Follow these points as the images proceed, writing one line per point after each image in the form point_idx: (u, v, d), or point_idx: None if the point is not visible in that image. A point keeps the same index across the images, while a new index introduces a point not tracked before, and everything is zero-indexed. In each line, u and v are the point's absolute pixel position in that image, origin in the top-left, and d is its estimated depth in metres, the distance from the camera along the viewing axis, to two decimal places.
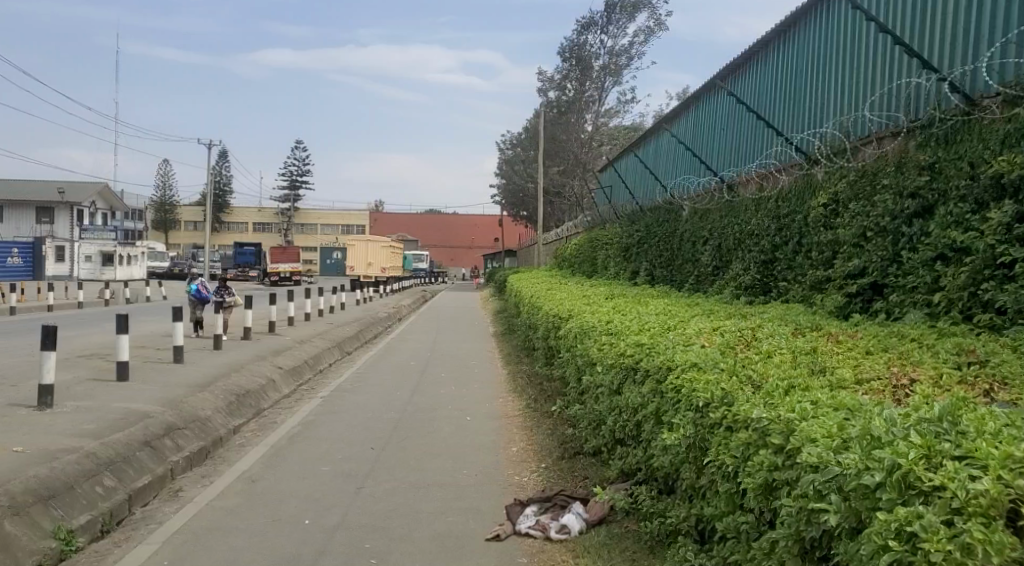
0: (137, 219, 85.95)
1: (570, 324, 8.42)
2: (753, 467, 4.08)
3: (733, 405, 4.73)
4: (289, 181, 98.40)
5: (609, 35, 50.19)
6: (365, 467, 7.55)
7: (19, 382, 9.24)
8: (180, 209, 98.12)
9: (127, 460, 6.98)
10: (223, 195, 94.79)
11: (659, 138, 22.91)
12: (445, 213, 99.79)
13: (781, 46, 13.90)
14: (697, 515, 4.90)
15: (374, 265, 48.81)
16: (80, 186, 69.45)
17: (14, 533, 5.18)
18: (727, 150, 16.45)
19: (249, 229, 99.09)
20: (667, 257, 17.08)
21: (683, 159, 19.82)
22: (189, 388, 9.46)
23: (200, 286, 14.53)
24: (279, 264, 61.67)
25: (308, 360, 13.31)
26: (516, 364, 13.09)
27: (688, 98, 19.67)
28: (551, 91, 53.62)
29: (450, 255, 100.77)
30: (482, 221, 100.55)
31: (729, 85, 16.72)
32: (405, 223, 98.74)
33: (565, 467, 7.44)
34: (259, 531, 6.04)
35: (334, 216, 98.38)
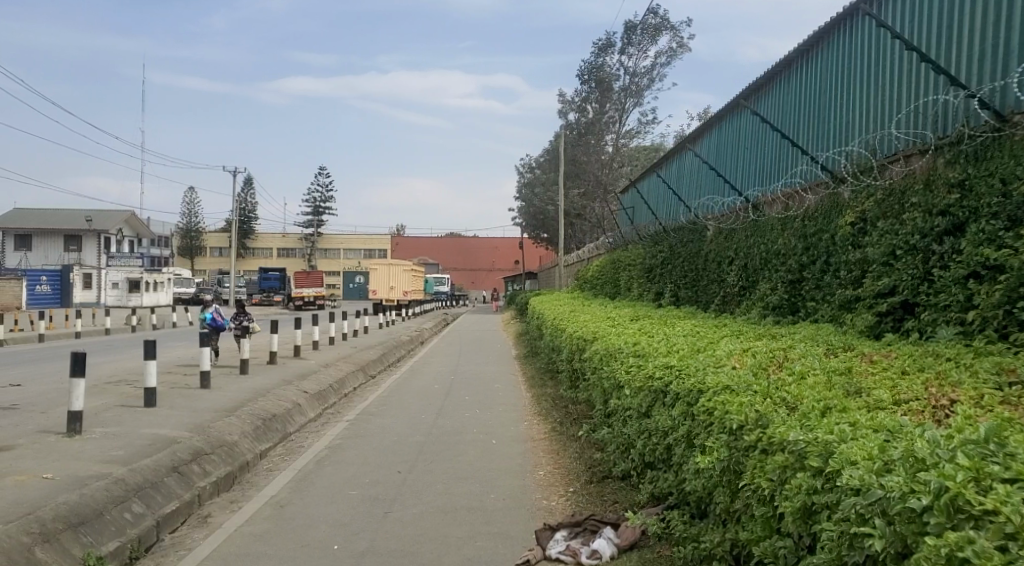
0: (162, 246, 86.86)
1: (595, 345, 8.34)
2: (791, 490, 4.00)
3: (768, 427, 4.67)
4: (312, 207, 99.32)
5: (629, 56, 50.57)
6: (391, 491, 7.48)
7: (49, 408, 9.30)
8: (204, 236, 99.26)
9: (155, 486, 6.97)
10: (246, 221, 95.77)
11: (681, 158, 22.96)
12: (465, 237, 100.22)
13: (805, 65, 13.92)
14: (732, 539, 4.81)
15: (398, 288, 48.92)
16: (107, 214, 70.44)
17: (43, 560, 5.25)
18: (751, 169, 16.43)
19: (273, 254, 99.89)
20: (692, 278, 16.98)
21: (707, 178, 19.84)
22: (216, 413, 9.44)
23: (216, 314, 14.27)
24: (302, 289, 62.05)
25: (333, 384, 13.29)
26: (541, 386, 12.98)
27: (711, 117, 19.65)
28: (572, 113, 54.05)
29: (471, 279, 101.06)
30: (504, 245, 100.82)
31: (752, 104, 16.71)
32: (426, 247, 99.25)
33: (594, 490, 7.33)
34: (289, 557, 5.98)
35: (356, 241, 99.20)
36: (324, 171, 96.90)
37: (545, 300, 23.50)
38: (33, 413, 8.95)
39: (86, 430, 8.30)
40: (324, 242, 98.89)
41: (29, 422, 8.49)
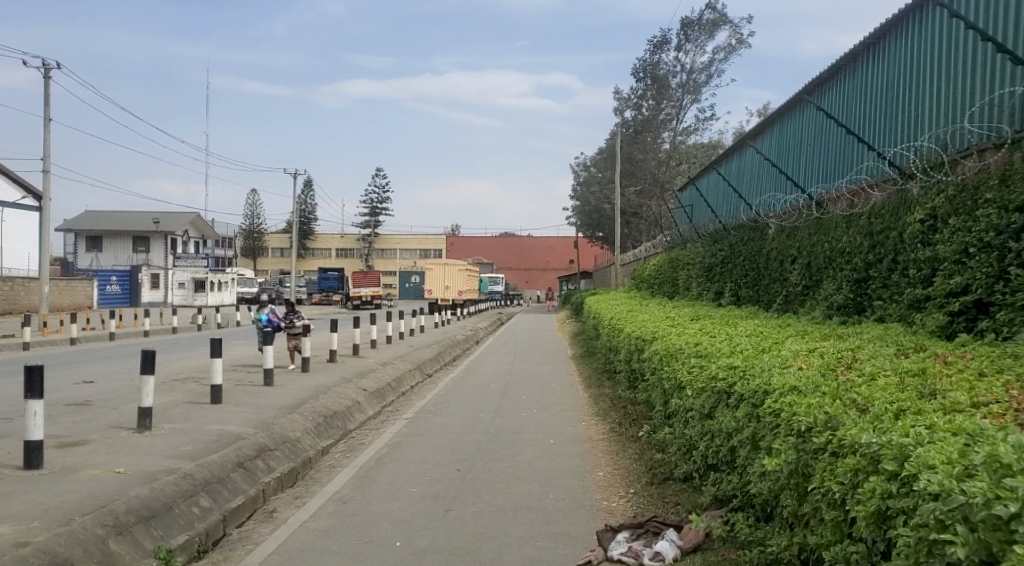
0: (225, 247, 89.22)
1: (654, 346, 8.25)
2: (864, 494, 3.85)
3: (839, 429, 4.54)
4: (370, 207, 100.84)
5: (686, 53, 50.04)
6: (450, 490, 7.51)
7: (121, 404, 9.61)
8: (265, 237, 101.77)
9: (221, 481, 7.14)
10: (306, 222, 97.72)
11: (741, 155, 22.57)
12: (519, 237, 100.36)
13: (871, 59, 13.60)
14: (801, 543, 4.71)
15: (452, 288, 49.41)
16: (175, 216, 72.60)
17: (117, 552, 5.46)
18: (814, 165, 16.07)
19: (331, 254, 101.75)
20: (754, 277, 16.70)
21: (769, 176, 19.47)
22: (279, 410, 9.63)
23: (273, 314, 14.09)
24: (359, 289, 63.21)
25: (391, 382, 13.41)
26: (598, 386, 12.90)
27: (771, 113, 19.26)
28: (627, 110, 53.79)
29: (526, 278, 101.10)
30: (559, 244, 100.51)
31: (816, 99, 16.35)
32: (481, 246, 99.73)
33: (655, 492, 7.24)
34: (352, 553, 6.05)
35: (411, 242, 100.43)
36: (382, 171, 98.95)
37: (601, 300, 23.35)
38: (106, 409, 9.27)
39: (156, 425, 8.53)
40: (379, 242, 100.27)
41: (103, 418, 8.77)
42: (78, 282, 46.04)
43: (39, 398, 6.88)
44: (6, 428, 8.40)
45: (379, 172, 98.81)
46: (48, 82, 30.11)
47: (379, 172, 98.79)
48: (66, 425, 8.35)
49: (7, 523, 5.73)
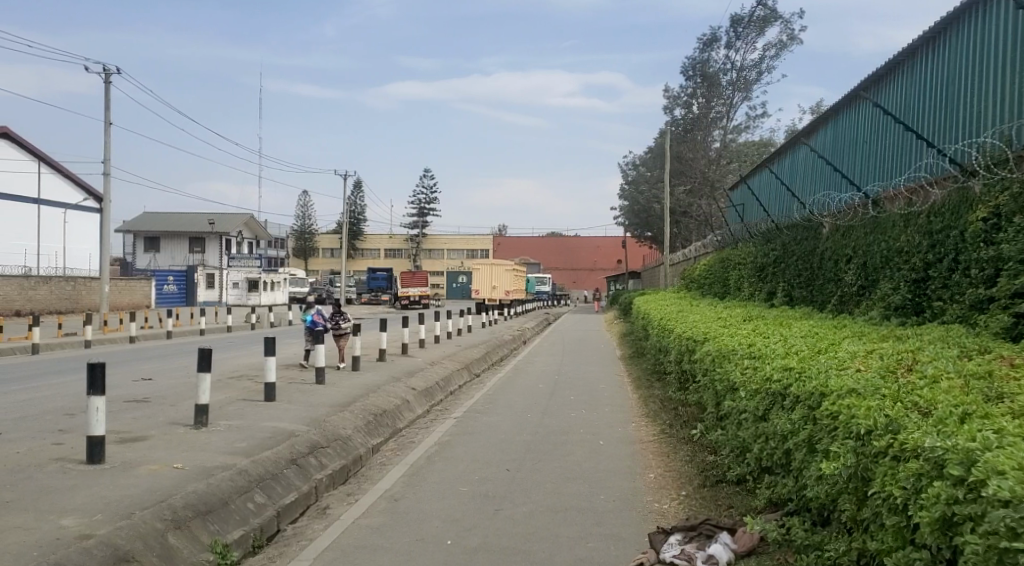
0: (278, 248, 91.14)
1: (706, 347, 8.16)
2: (926, 499, 3.69)
3: (901, 433, 4.37)
4: (418, 208, 101.95)
5: (736, 50, 49.53)
6: (501, 489, 7.53)
7: (178, 401, 9.84)
8: (316, 238, 103.82)
9: (275, 477, 7.27)
10: (356, 223, 99.32)
11: (794, 154, 22.23)
12: (566, 236, 100.33)
13: (931, 53, 13.28)
14: (860, 549, 4.58)
15: (499, 287, 49.45)
16: (229, 217, 74.30)
17: (176, 546, 5.59)
18: (870, 162, 15.75)
19: (380, 254, 103.16)
20: (808, 276, 16.42)
21: (823, 174, 19.14)
22: (331, 407, 9.77)
23: (316, 316, 14.04)
24: (408, 289, 64.04)
25: (439, 381, 13.49)
26: (648, 387, 12.81)
27: (825, 110, 18.94)
28: (677, 108, 53.56)
29: (573, 278, 101.03)
30: (607, 244, 100.09)
31: (872, 96, 16.03)
32: (528, 247, 100.04)
33: (708, 494, 7.14)
34: (404, 551, 6.10)
35: (459, 243, 101.40)
36: (430, 171, 100.54)
37: (651, 300, 23.22)
38: (164, 406, 9.50)
39: (212, 423, 8.71)
40: (428, 243, 101.46)
41: (160, 415, 8.99)
42: (137, 282, 47.38)
43: (101, 394, 7.06)
44: (69, 423, 8.66)
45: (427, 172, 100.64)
46: (108, 87, 31.08)
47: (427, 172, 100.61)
48: (126, 421, 8.58)
49: (71, 516, 5.91)
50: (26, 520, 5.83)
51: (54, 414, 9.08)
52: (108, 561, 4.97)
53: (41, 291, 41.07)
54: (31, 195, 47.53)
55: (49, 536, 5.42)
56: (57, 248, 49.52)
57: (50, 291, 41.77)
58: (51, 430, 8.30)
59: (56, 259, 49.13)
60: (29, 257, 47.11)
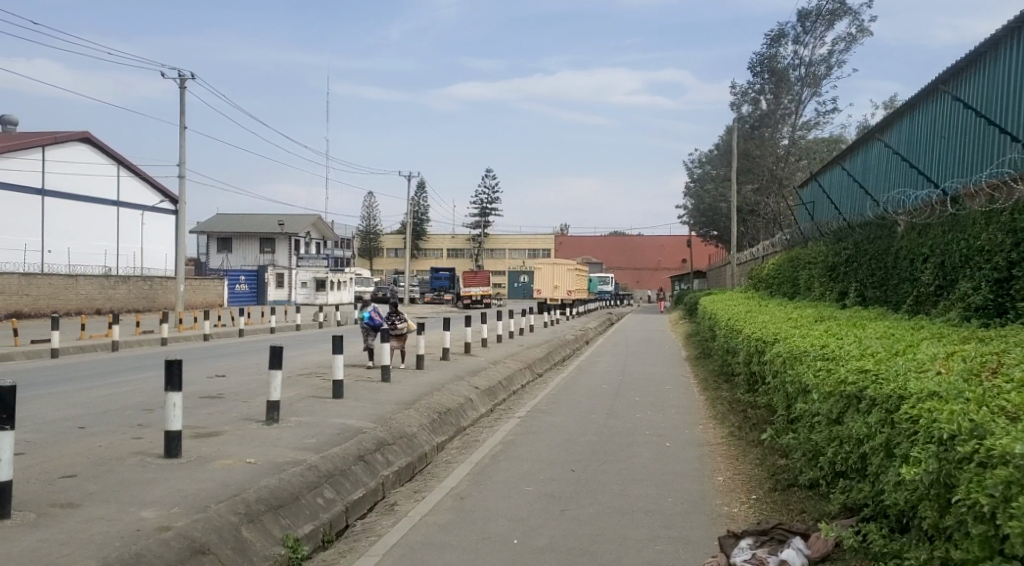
0: (345, 248, 93.21)
1: (776, 348, 8.00)
2: (1019, 508, 3.47)
3: (988, 438, 4.13)
4: (480, 209, 103.05)
5: (804, 45, 48.59)
6: (567, 489, 7.53)
7: (251, 397, 10.15)
8: (382, 238, 105.99)
9: (343, 473, 7.41)
10: (420, 223, 101.00)
11: (867, 150, 21.68)
12: (629, 236, 99.91)
13: (1015, 44, 12.87)
14: (942, 557, 4.38)
15: (561, 287, 49.58)
16: (297, 218, 76.25)
17: (249, 540, 5.74)
18: (948, 157, 15.32)
19: (444, 254, 104.58)
20: (882, 276, 15.98)
21: (896, 171, 18.65)
22: (397, 405, 9.90)
23: (374, 313, 14.26)
24: (471, 289, 64.99)
25: (502, 381, 13.56)
26: (714, 388, 12.64)
27: (901, 106, 18.46)
28: (745, 104, 52.76)
29: (637, 277, 100.46)
30: (671, 243, 99.06)
31: (951, 89, 15.60)
32: (591, 246, 100.07)
33: (779, 499, 6.98)
34: (471, 548, 6.14)
35: (521, 243, 102.19)
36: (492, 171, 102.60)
37: (717, 300, 22.91)
38: (236, 402, 9.77)
39: (283, 419, 8.92)
40: (490, 243, 102.56)
41: (234, 410, 9.25)
42: (210, 281, 48.91)
43: (178, 390, 7.27)
44: (148, 418, 9.00)
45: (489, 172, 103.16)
46: (184, 92, 32.23)
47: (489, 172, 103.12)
48: (201, 416, 8.86)
49: (151, 508, 6.12)
50: (108, 511, 6.07)
51: (134, 409, 9.45)
52: (184, 554, 5.13)
53: (122, 290, 42.78)
54: (111, 198, 49.44)
55: (130, 527, 5.62)
56: (136, 248, 51.58)
57: (129, 290, 43.48)
58: (132, 424, 8.62)
59: (134, 259, 51.20)
60: (109, 257, 49.17)
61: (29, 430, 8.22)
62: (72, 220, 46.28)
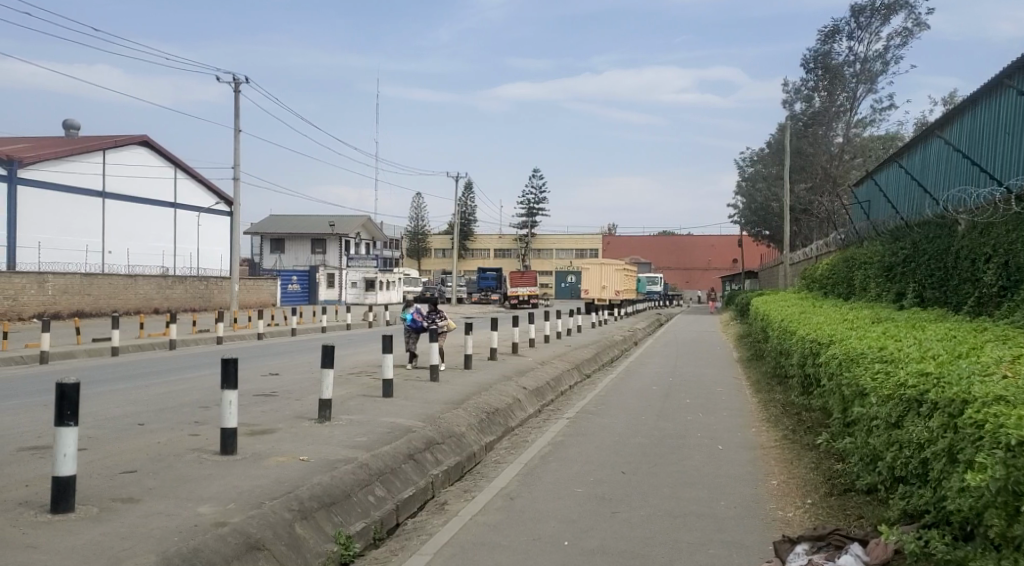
0: (394, 248, 94.36)
1: (832, 350, 7.88)
2: None
3: None
4: (528, 210, 103.54)
5: (858, 41, 47.66)
6: (617, 491, 7.49)
7: (303, 395, 10.31)
8: (430, 238, 107.13)
9: (394, 471, 7.49)
10: (467, 224, 101.82)
11: (925, 147, 21.14)
12: (678, 236, 99.57)
13: None
14: None
15: (608, 287, 49.35)
16: (347, 219, 77.43)
17: (302, 536, 5.83)
18: (1012, 153, 14.86)
19: (491, 254, 105.23)
20: (941, 277, 15.60)
21: (957, 168, 18.16)
22: (446, 405, 9.97)
23: (415, 314, 14.33)
24: (518, 289, 65.27)
25: (550, 382, 13.54)
26: (767, 391, 12.45)
27: (963, 102, 17.95)
28: (798, 102, 52.03)
29: (686, 277, 100.19)
30: (721, 242, 98.31)
31: (1015, 83, 15.14)
32: (639, 246, 99.91)
33: (836, 504, 6.85)
34: (522, 549, 6.14)
35: (569, 242, 102.20)
36: (540, 172, 103.15)
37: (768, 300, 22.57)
38: (289, 400, 9.93)
39: (334, 417, 9.05)
40: (537, 243, 102.77)
41: (287, 408, 9.41)
42: (263, 281, 49.93)
43: (233, 389, 7.40)
44: (205, 415, 9.21)
45: (537, 173, 103.77)
46: (238, 96, 32.95)
47: (537, 173, 103.70)
48: (255, 413, 9.04)
49: (208, 503, 6.26)
50: (167, 506, 6.22)
51: (191, 406, 9.67)
52: (240, 549, 5.21)
53: (178, 290, 43.89)
54: (169, 199, 50.65)
55: (188, 523, 5.74)
56: (192, 249, 52.83)
57: (186, 289, 44.56)
58: (189, 422, 8.81)
59: (190, 260, 52.47)
60: (167, 257, 50.21)
61: (91, 426, 8.48)
62: (132, 221, 47.59)
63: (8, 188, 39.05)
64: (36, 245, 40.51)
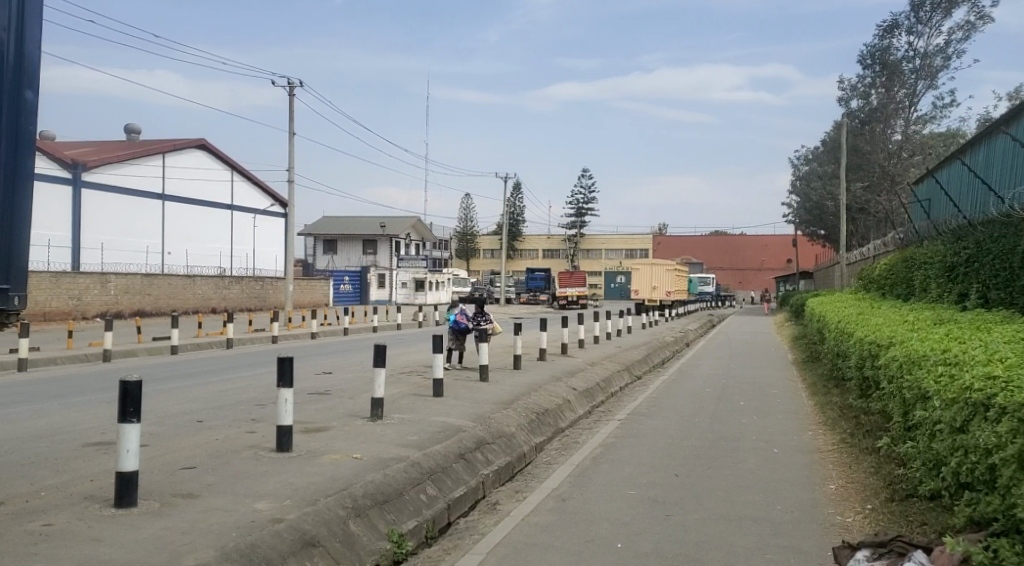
0: (442, 249, 95.12)
1: (892, 353, 7.70)
2: None
3: None
4: (578, 210, 103.68)
5: (918, 36, 46.50)
6: (671, 495, 7.42)
7: (355, 394, 10.45)
8: (479, 239, 107.83)
9: (445, 471, 7.53)
10: (515, 224, 102.26)
11: (989, 143, 20.56)
12: (731, 235, 98.84)
13: None
14: None
15: (659, 288, 48.99)
16: (397, 220, 78.35)
17: (356, 534, 5.90)
18: None
19: (539, 254, 105.44)
20: (1007, 277, 15.21)
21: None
22: (496, 405, 10.01)
23: (459, 315, 14.36)
24: (566, 289, 65.28)
25: (600, 383, 13.51)
26: (823, 394, 12.24)
27: None
28: (854, 100, 51.04)
29: (738, 277, 99.73)
30: (774, 242, 97.12)
31: None
32: (691, 246, 99.38)
33: (898, 510, 6.66)
34: (574, 551, 6.11)
35: (618, 242, 101.82)
36: (589, 173, 103.91)
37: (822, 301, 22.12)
38: (343, 398, 10.08)
39: (386, 415, 9.16)
40: (586, 243, 102.62)
41: (340, 406, 9.55)
42: (316, 281, 50.84)
43: (290, 387, 7.53)
44: (261, 413, 9.41)
45: (586, 174, 104.39)
46: (292, 99, 33.64)
47: (586, 174, 104.26)
48: (310, 412, 9.19)
49: (265, 500, 6.38)
50: (225, 502, 6.35)
51: (248, 404, 9.87)
52: (296, 546, 5.29)
53: (235, 290, 44.87)
54: (226, 202, 51.69)
55: (246, 518, 5.86)
56: (248, 250, 53.95)
57: (242, 289, 45.54)
58: (247, 419, 9.01)
59: (247, 261, 53.62)
60: (224, 259, 51.28)
61: (153, 422, 8.72)
62: (190, 223, 48.73)
63: (73, 190, 40.42)
64: (98, 246, 41.79)
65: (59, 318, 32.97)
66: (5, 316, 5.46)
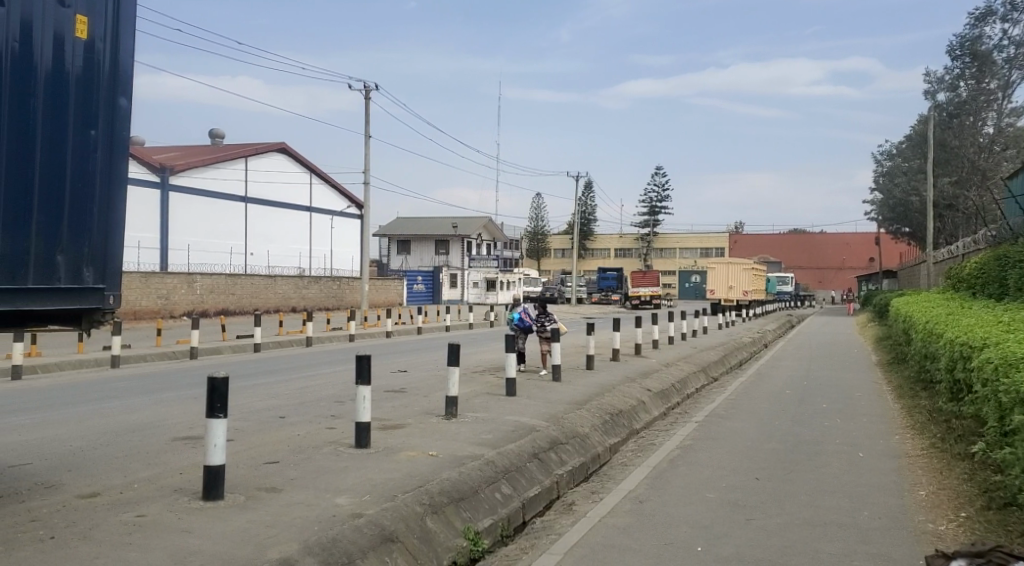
0: (512, 249, 95.66)
1: (986, 355, 7.40)
2: None
3: None
4: (650, 208, 102.84)
5: (1015, 23, 44.49)
6: (751, 499, 7.28)
7: (431, 392, 10.59)
8: (549, 239, 108.18)
9: (520, 470, 7.56)
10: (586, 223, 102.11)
11: None
12: (810, 234, 96.49)
13: None
14: None
15: (736, 288, 48.11)
16: (469, 221, 79.13)
17: (433, 531, 5.95)
18: None
19: (610, 253, 105.05)
20: None
21: None
22: (569, 405, 10.01)
23: (523, 314, 14.33)
24: (639, 289, 64.80)
25: (675, 384, 13.36)
26: (912, 396, 11.87)
27: None
28: (941, 92, 49.18)
29: (818, 277, 97.59)
30: (857, 240, 94.23)
31: None
32: (768, 244, 97.41)
33: (995, 519, 6.34)
34: (653, 553, 6.06)
35: (692, 240, 100.56)
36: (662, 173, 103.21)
37: (909, 301, 21.41)
38: (418, 397, 10.22)
39: (461, 414, 9.25)
40: (660, 242, 101.77)
41: (415, 405, 9.68)
42: (390, 281, 51.71)
43: (367, 385, 7.65)
44: (341, 409, 9.62)
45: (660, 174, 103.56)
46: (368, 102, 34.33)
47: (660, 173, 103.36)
48: (388, 410, 9.35)
49: (344, 495, 6.50)
50: (307, 496, 6.50)
51: (328, 401, 10.12)
52: (376, 540, 5.38)
53: (313, 290, 45.96)
54: (304, 203, 52.91)
55: (327, 513, 5.98)
56: (326, 250, 55.18)
57: (320, 289, 46.57)
58: (326, 416, 9.21)
59: (325, 261, 54.82)
60: (302, 259, 52.52)
61: (238, 418, 9.02)
62: (269, 225, 50.10)
63: (160, 194, 41.99)
64: (185, 248, 43.38)
65: (149, 316, 34.27)
66: (101, 315, 5.67)
